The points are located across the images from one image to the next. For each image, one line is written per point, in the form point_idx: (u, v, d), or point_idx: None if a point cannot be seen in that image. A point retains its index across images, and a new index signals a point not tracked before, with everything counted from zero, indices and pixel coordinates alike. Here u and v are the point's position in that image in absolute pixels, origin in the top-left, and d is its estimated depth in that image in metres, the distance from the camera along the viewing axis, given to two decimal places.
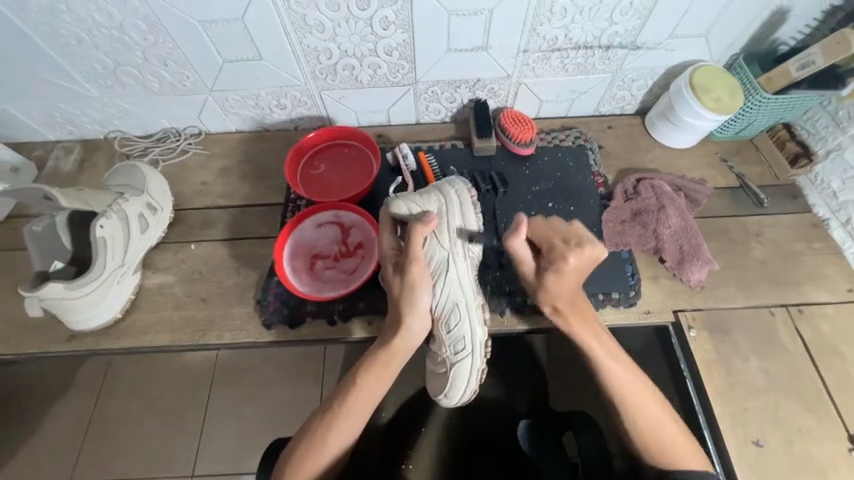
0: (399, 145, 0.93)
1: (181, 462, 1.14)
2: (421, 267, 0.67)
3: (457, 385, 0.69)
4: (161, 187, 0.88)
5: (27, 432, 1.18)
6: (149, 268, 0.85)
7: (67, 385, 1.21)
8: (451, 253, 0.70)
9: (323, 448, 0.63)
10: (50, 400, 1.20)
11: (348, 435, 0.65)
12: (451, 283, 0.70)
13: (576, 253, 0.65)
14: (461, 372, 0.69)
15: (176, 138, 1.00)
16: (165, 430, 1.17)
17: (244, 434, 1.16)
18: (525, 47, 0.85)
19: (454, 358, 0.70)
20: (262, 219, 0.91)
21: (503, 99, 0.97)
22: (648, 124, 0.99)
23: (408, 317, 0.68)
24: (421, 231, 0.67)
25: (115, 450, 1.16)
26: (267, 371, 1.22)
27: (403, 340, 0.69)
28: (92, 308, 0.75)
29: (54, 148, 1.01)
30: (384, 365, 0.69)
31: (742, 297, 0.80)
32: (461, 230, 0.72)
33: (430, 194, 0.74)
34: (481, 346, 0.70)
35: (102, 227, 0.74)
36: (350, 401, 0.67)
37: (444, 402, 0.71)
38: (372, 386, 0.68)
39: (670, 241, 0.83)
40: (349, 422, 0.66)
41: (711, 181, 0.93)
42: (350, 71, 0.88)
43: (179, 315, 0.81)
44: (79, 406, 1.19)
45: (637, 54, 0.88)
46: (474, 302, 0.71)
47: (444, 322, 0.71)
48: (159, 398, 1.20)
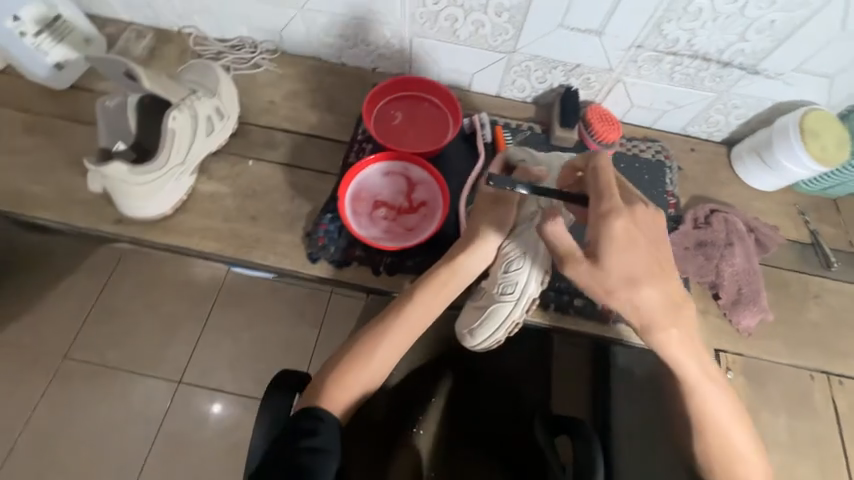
0: (478, 114, 0.91)
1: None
2: (511, 207, 0.70)
3: (485, 326, 0.70)
4: (231, 95, 0.85)
5: None
6: (205, 173, 0.84)
7: None
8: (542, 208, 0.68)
9: (371, 358, 0.65)
10: None
11: (396, 351, 0.66)
12: (531, 234, 0.68)
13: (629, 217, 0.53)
14: (497, 313, 0.69)
15: (251, 49, 0.96)
16: None
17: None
18: (641, 43, 0.80)
19: (497, 298, 0.69)
20: (323, 153, 0.89)
21: (595, 93, 0.92)
22: (733, 158, 0.94)
23: (477, 244, 0.69)
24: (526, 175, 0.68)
25: None
26: None
27: (465, 261, 0.69)
28: (147, 198, 0.74)
29: (126, 29, 0.97)
30: (445, 282, 0.69)
31: (787, 353, 0.78)
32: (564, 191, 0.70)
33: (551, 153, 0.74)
34: (528, 300, 0.69)
35: (174, 119, 0.72)
36: (406, 312, 0.68)
37: (464, 336, 0.73)
38: (427, 305, 0.68)
39: (729, 280, 0.81)
40: (400, 336, 0.67)
41: (783, 230, 0.89)
42: (451, 23, 0.83)
43: (229, 227, 0.81)
44: (81, 291, 1.20)
45: (753, 80, 0.82)
46: (541, 259, 0.68)
47: (504, 262, 0.69)
48: None
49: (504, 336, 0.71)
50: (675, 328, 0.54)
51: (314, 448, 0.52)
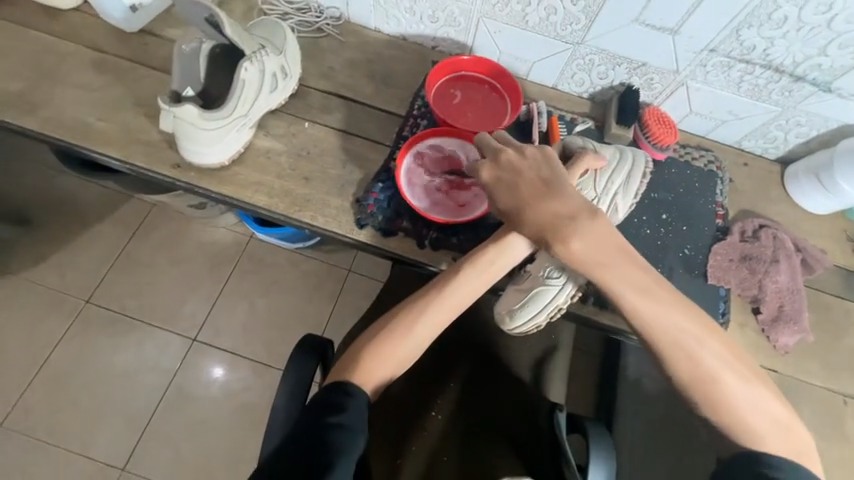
0: (535, 103, 0.90)
1: (188, 323, 1.21)
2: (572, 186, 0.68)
3: (526, 308, 0.70)
4: (296, 57, 0.86)
5: (62, 243, 1.24)
6: (262, 130, 0.85)
7: (110, 214, 1.27)
8: (597, 198, 0.72)
9: (409, 331, 0.65)
10: (87, 222, 1.26)
11: (435, 328, 0.66)
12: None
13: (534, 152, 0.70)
14: (541, 295, 0.69)
15: (317, 14, 0.97)
16: (183, 287, 1.24)
17: (253, 322, 1.22)
18: (714, 46, 0.79)
19: (543, 281, 0.68)
20: (378, 124, 0.89)
21: (654, 95, 0.91)
22: (787, 177, 0.93)
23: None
24: (586, 162, 0.69)
25: (134, 290, 1.22)
26: (291, 275, 1.27)
27: (515, 242, 0.68)
28: (209, 144, 0.75)
29: None
30: (488, 262, 0.68)
31: (823, 376, 0.78)
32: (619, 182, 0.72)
33: (606, 146, 0.75)
34: (572, 287, 0.69)
35: (245, 71, 0.75)
36: (447, 291, 0.67)
37: (502, 320, 0.72)
38: (470, 284, 0.67)
39: (771, 296, 0.80)
40: (440, 313, 0.66)
41: (830, 255, 0.88)
42: (524, 7, 0.83)
43: (280, 185, 0.81)
44: (113, 239, 1.25)
45: (823, 98, 0.81)
46: None
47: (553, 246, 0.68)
48: (186, 259, 1.26)
49: (544, 321, 0.71)
50: (579, 240, 0.62)
51: (342, 424, 0.53)
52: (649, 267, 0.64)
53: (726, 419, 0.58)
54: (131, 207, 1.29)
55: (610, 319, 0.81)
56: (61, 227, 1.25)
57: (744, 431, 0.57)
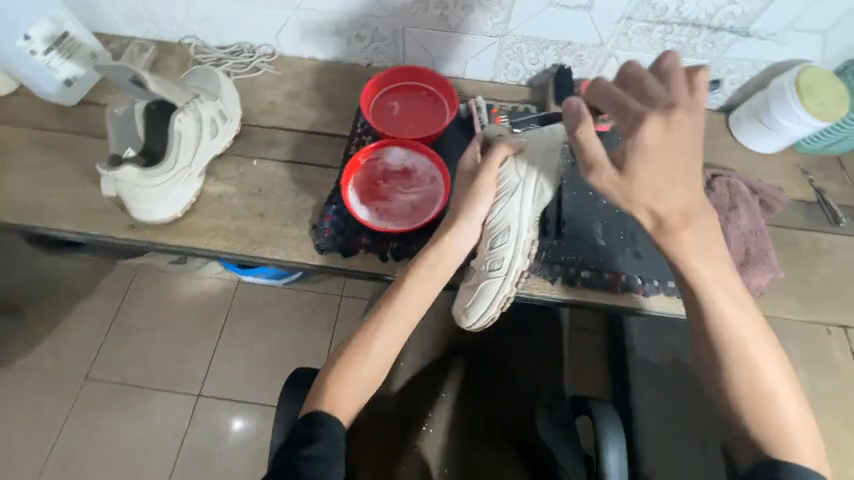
0: (474, 99, 0.92)
1: (189, 379, 1.20)
2: (490, 175, 0.70)
3: (477, 303, 0.69)
4: (234, 100, 0.88)
5: (49, 325, 1.23)
6: (212, 176, 0.86)
7: (95, 286, 1.27)
8: (522, 181, 0.70)
9: (367, 353, 0.65)
10: (78, 297, 1.26)
11: (393, 344, 0.67)
12: (513, 204, 0.69)
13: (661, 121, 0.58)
14: (488, 288, 0.69)
15: (250, 54, 0.98)
16: (180, 348, 1.22)
17: (253, 366, 1.22)
18: (630, 14, 0.81)
19: (487, 275, 0.70)
20: (326, 148, 0.90)
21: (588, 70, 0.93)
22: (731, 123, 0.94)
23: (462, 221, 0.70)
24: (503, 147, 0.70)
25: (135, 358, 1.21)
26: (283, 311, 1.27)
27: (451, 241, 0.70)
28: (157, 200, 0.77)
29: (129, 43, 0.99)
30: (431, 266, 0.70)
31: (801, 312, 0.78)
32: (541, 158, 0.70)
33: (528, 127, 0.76)
34: (516, 274, 0.70)
35: (180, 122, 0.76)
36: (396, 302, 0.68)
37: (459, 319, 0.72)
38: (418, 293, 0.69)
39: (737, 242, 0.81)
40: (394, 328, 0.67)
41: (788, 191, 0.89)
42: (442, 10, 0.84)
43: (236, 226, 0.83)
44: (104, 310, 1.25)
45: (746, 43, 0.83)
46: (527, 232, 0.70)
47: (489, 238, 0.71)
48: (179, 317, 1.25)
49: (497, 312, 0.70)
50: (688, 232, 0.61)
51: (313, 456, 0.53)
52: (729, 263, 0.64)
53: (762, 408, 0.60)
54: (115, 275, 1.28)
55: (583, 295, 0.81)
56: (45, 307, 1.24)
57: (782, 441, 0.58)
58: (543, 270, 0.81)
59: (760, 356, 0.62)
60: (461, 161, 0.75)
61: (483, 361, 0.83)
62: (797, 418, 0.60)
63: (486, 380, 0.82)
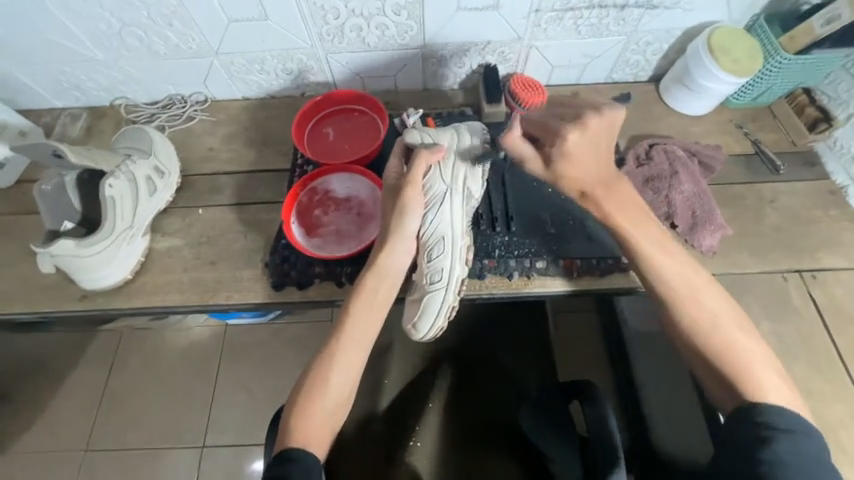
0: (406, 111, 0.92)
1: (192, 433, 1.17)
2: (416, 189, 0.71)
3: (424, 317, 0.72)
4: (170, 153, 0.88)
5: (39, 406, 1.20)
6: (158, 232, 0.86)
7: (80, 358, 1.24)
8: (449, 188, 0.73)
9: (324, 389, 0.65)
10: (64, 372, 1.23)
11: (350, 374, 0.67)
12: (443, 215, 0.73)
13: (579, 129, 0.64)
14: (433, 301, 0.71)
15: (182, 104, 0.98)
16: (176, 405, 1.19)
17: (253, 408, 1.19)
18: (537, 6, 0.82)
19: (429, 288, 0.72)
20: (269, 184, 0.91)
21: (514, 64, 0.95)
22: (663, 91, 0.96)
23: (394, 239, 0.71)
24: (424, 157, 0.71)
25: (132, 423, 1.18)
26: (271, 348, 1.24)
27: (387, 261, 0.72)
28: (103, 266, 0.76)
29: (61, 115, 1.00)
30: (372, 289, 0.71)
31: (754, 262, 0.81)
32: (465, 160, 0.75)
33: (444, 131, 0.77)
34: (457, 282, 0.73)
35: (111, 186, 0.75)
36: (345, 330, 0.69)
37: (410, 333, 0.75)
38: (365, 318, 0.70)
39: (682, 206, 0.83)
40: (347, 358, 0.68)
41: (727, 147, 0.91)
42: (357, 33, 0.85)
43: (189, 277, 0.82)
44: (93, 380, 1.22)
45: (654, 14, 0.84)
46: (460, 240, 0.73)
47: (427, 251, 0.73)
48: (171, 372, 1.22)
49: (445, 322, 0.74)
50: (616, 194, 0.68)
51: None
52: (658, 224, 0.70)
53: (723, 352, 0.62)
54: (98, 344, 1.25)
55: (541, 286, 0.81)
56: (31, 389, 1.21)
57: (749, 379, 0.60)
58: (499, 267, 0.82)
59: (709, 297, 0.65)
60: (384, 173, 0.75)
61: (464, 371, 0.84)
62: (763, 368, 0.61)
63: (471, 389, 0.81)
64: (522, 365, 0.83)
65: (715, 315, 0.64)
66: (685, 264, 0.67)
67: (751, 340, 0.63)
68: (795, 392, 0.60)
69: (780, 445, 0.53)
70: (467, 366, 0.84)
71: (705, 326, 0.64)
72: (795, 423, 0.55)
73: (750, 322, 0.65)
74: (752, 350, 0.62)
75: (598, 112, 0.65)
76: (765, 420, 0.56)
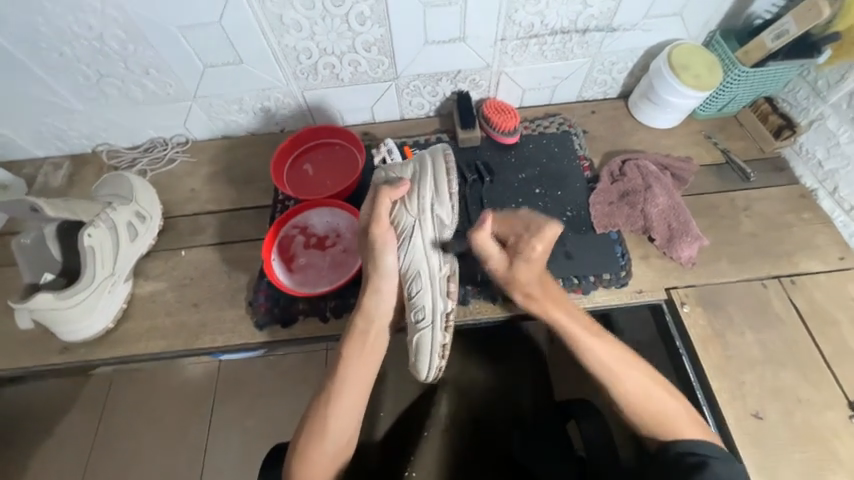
0: (384, 141, 0.94)
1: (185, 477, 1.13)
2: (383, 228, 0.68)
3: (420, 353, 0.74)
4: (150, 196, 0.88)
5: (25, 458, 1.16)
6: (141, 277, 0.86)
7: (66, 408, 1.20)
8: (418, 220, 0.70)
9: (323, 434, 0.66)
10: (50, 421, 1.19)
11: (352, 417, 0.68)
12: (415, 249, 0.70)
13: (540, 240, 0.63)
14: (423, 340, 0.72)
15: (163, 147, 0.99)
16: (168, 448, 1.16)
17: (251, 444, 1.16)
18: (503, 36, 0.85)
19: (417, 327, 0.73)
20: (251, 222, 0.91)
21: (485, 90, 0.97)
22: (631, 107, 0.99)
23: (374, 280, 0.71)
24: (386, 194, 0.69)
25: (121, 470, 1.15)
26: (266, 380, 1.21)
27: (372, 303, 0.71)
28: (87, 317, 0.76)
29: (43, 164, 1.00)
30: (363, 332, 0.71)
31: (733, 271, 0.82)
32: (429, 182, 0.70)
33: (408, 164, 0.75)
34: (442, 317, 0.72)
35: (90, 236, 0.75)
36: (340, 376, 0.69)
37: (415, 371, 0.77)
38: (358, 362, 0.70)
39: (658, 220, 0.84)
40: (345, 403, 0.68)
41: (697, 158, 0.93)
42: (331, 70, 0.88)
43: (172, 321, 0.82)
44: (81, 428, 1.18)
45: (615, 37, 0.88)
46: (438, 273, 0.70)
47: (407, 289, 0.72)
48: (161, 414, 1.18)
49: (442, 357, 0.74)
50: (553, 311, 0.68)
51: None
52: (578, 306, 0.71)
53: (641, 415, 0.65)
54: (88, 396, 1.21)
55: (522, 306, 0.88)
56: (19, 441, 1.18)
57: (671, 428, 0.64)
58: None
59: (638, 372, 0.66)
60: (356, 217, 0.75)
61: (459, 389, 0.82)
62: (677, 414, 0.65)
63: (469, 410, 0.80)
64: (515, 382, 0.81)
65: (649, 395, 0.65)
66: (611, 343, 0.68)
67: (669, 397, 0.65)
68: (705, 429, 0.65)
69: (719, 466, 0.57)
70: (461, 394, 0.82)
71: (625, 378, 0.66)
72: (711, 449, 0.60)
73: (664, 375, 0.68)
74: (672, 409, 0.65)
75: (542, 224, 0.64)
76: (687, 450, 0.61)
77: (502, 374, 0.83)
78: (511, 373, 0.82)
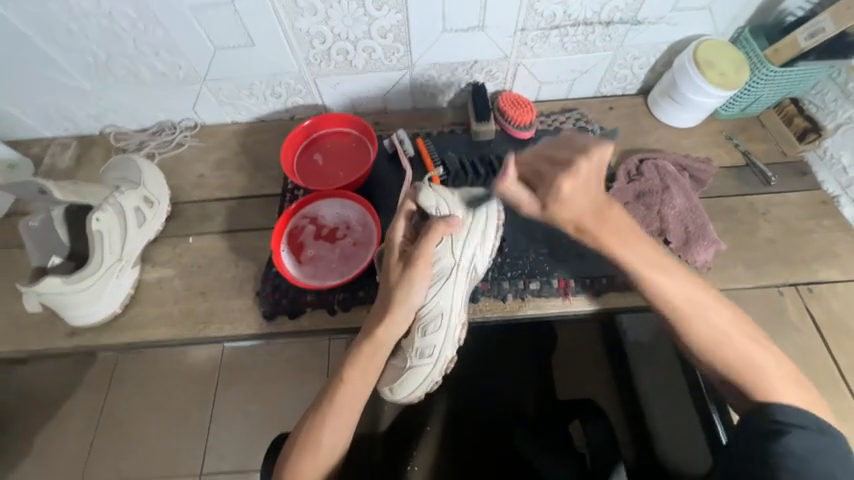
0: (396, 132, 0.93)
1: (191, 456, 1.15)
2: (427, 268, 0.68)
3: (405, 385, 0.70)
4: (158, 180, 0.87)
5: (34, 431, 1.18)
6: (149, 262, 0.86)
7: (75, 383, 1.21)
8: (456, 264, 0.72)
9: (316, 450, 0.64)
10: (59, 396, 1.20)
11: (345, 428, 0.66)
12: (446, 290, 0.71)
13: (570, 175, 0.59)
14: (418, 375, 0.70)
15: (171, 131, 0.98)
16: (174, 427, 1.17)
17: (256, 426, 1.16)
18: (523, 26, 0.82)
19: (414, 362, 0.70)
20: (259, 211, 0.90)
21: (502, 82, 0.94)
22: (650, 104, 0.96)
23: (395, 309, 0.67)
24: (441, 230, 0.67)
25: (128, 447, 1.16)
26: (272, 364, 1.21)
27: (385, 332, 0.68)
28: (93, 303, 0.76)
29: (51, 144, 0.99)
30: (369, 356, 0.68)
31: (750, 277, 0.81)
32: (479, 235, 0.73)
33: (460, 200, 0.75)
34: (444, 362, 0.71)
35: (98, 220, 0.75)
36: (339, 397, 0.66)
37: (385, 394, 0.73)
38: (359, 383, 0.68)
39: (675, 222, 0.82)
40: (341, 420, 0.66)
41: (717, 159, 0.90)
42: (344, 56, 0.85)
43: (180, 308, 0.82)
44: (89, 404, 1.19)
45: (639, 30, 0.84)
46: (455, 319, 0.72)
47: (421, 325, 0.71)
48: (168, 393, 1.19)
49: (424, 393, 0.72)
50: (631, 252, 0.64)
51: None
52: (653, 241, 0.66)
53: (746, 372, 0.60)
54: (95, 370, 1.22)
55: (535, 308, 0.85)
56: (29, 415, 1.19)
57: (757, 382, 0.59)
58: (493, 290, 0.85)
59: (712, 312, 0.62)
60: (389, 235, 0.70)
61: (462, 388, 0.80)
62: (777, 377, 0.59)
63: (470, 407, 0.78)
64: (519, 382, 0.80)
65: (727, 335, 0.61)
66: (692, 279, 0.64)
67: (770, 355, 0.60)
68: (807, 388, 0.59)
69: (793, 439, 0.53)
70: (467, 388, 0.79)
71: (694, 326, 0.62)
72: (806, 419, 0.55)
73: (757, 328, 0.63)
74: (767, 367, 0.59)
75: (586, 153, 0.60)
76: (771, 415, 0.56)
77: (505, 376, 0.81)
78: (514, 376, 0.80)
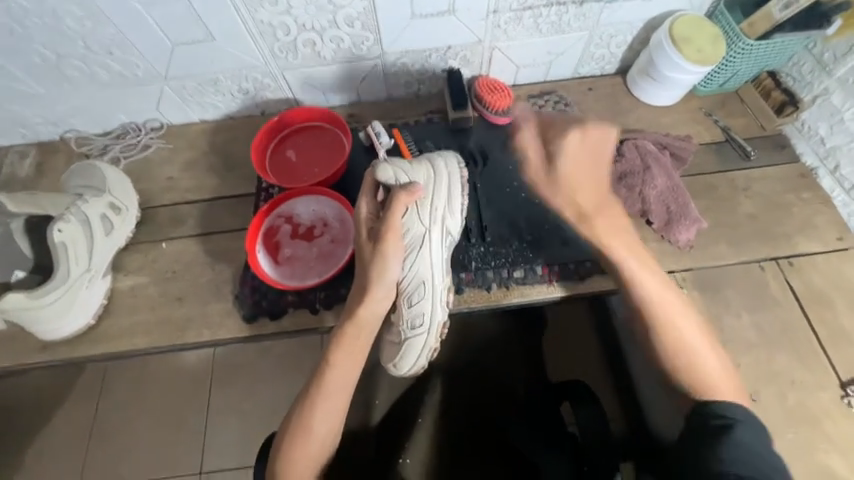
0: (372, 123, 0.89)
1: (186, 461, 1.13)
2: (396, 240, 0.66)
3: (406, 358, 0.70)
4: (124, 184, 0.83)
5: (19, 449, 1.15)
6: (120, 270, 0.83)
7: (58, 398, 1.18)
8: (427, 229, 0.69)
9: (308, 435, 0.63)
10: (42, 412, 1.17)
11: (335, 413, 0.65)
12: (422, 258, 0.69)
13: (579, 134, 0.70)
14: (414, 346, 0.70)
15: (136, 133, 0.93)
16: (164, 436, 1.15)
17: (249, 429, 1.15)
18: (495, 8, 0.80)
19: (409, 333, 0.69)
20: (234, 212, 0.87)
21: (477, 67, 0.92)
22: (629, 83, 0.95)
23: (372, 287, 0.66)
24: (402, 200, 0.66)
25: (117, 459, 1.13)
26: (262, 366, 1.19)
27: (367, 310, 0.67)
28: (64, 316, 0.73)
29: (9, 152, 0.94)
30: (353, 339, 0.67)
31: (732, 253, 0.81)
32: (444, 196, 0.71)
33: (419, 165, 0.71)
34: (439, 326, 0.70)
35: (60, 231, 0.71)
36: (327, 382, 0.65)
37: (392, 371, 0.73)
38: (345, 364, 0.66)
39: (656, 202, 0.81)
40: (330, 406, 0.64)
41: (696, 137, 0.90)
42: (311, 47, 0.82)
43: (156, 316, 0.79)
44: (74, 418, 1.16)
45: (613, 8, 0.82)
46: (441, 282, 0.70)
47: (406, 297, 0.69)
48: (156, 402, 1.17)
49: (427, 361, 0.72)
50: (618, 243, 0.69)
51: None
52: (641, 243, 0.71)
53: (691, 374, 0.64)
54: (79, 383, 1.19)
55: (522, 294, 0.83)
56: (12, 432, 1.16)
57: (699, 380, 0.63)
58: (477, 280, 0.83)
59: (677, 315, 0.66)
60: (354, 215, 0.69)
61: (451, 376, 0.81)
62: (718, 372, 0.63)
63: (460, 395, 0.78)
64: (508, 367, 0.80)
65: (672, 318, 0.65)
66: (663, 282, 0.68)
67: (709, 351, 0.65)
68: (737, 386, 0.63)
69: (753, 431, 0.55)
70: (458, 379, 0.80)
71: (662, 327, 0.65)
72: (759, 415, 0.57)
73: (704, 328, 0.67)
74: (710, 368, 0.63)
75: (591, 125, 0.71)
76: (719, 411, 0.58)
77: (493, 360, 0.81)
78: (502, 360, 0.81)
